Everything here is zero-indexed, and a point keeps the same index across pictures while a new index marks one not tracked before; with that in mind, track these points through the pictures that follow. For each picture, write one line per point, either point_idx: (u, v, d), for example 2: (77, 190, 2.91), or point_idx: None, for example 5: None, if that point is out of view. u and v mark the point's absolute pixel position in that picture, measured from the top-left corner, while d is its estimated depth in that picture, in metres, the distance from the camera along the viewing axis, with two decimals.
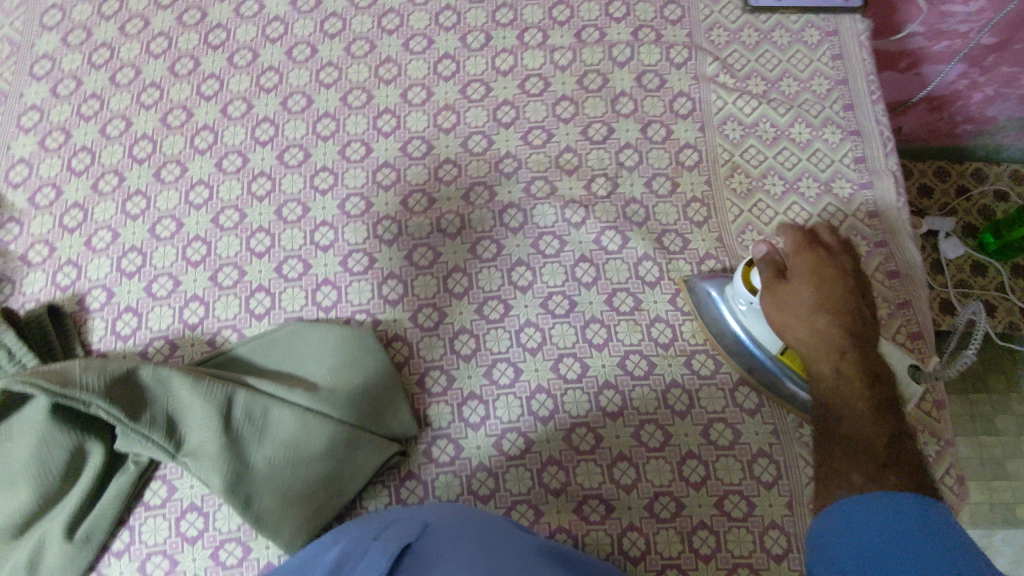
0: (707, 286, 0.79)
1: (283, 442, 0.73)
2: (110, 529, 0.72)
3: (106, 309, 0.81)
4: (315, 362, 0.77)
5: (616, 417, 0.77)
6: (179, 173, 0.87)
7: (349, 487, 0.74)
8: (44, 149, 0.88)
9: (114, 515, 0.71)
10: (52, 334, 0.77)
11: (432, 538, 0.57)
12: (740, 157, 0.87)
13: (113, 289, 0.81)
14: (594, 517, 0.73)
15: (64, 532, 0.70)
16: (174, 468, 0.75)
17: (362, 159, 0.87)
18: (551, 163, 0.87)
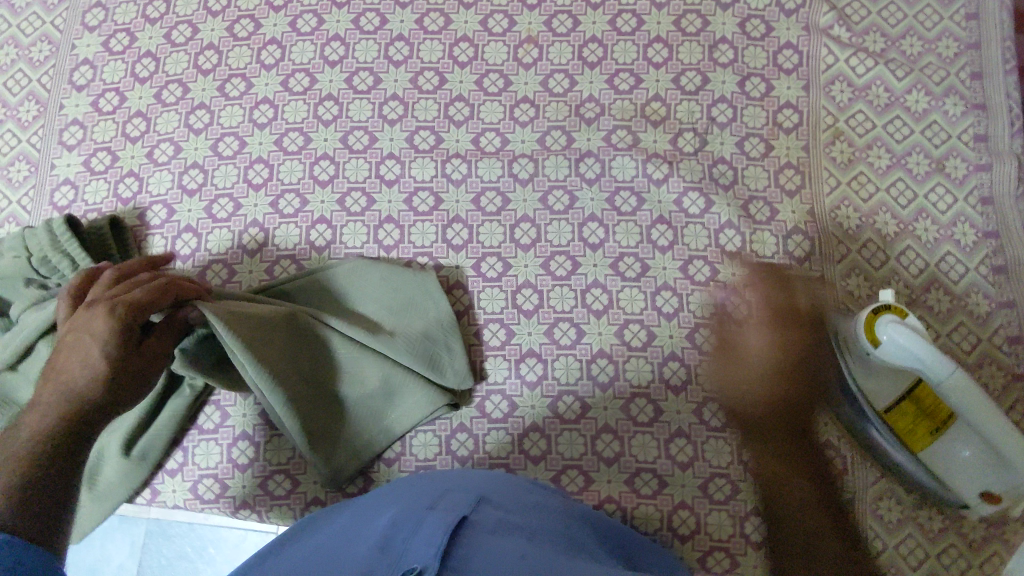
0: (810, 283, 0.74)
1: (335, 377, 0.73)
2: (165, 448, 0.72)
3: (166, 227, 0.79)
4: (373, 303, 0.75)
5: (678, 391, 0.74)
6: (244, 89, 0.82)
7: (395, 430, 0.73)
8: (108, 51, 0.84)
9: (169, 436, 0.71)
10: (113, 247, 0.76)
11: (492, 513, 0.51)
12: (846, 123, 0.79)
13: (174, 206, 0.79)
14: (645, 491, 0.72)
15: (121, 447, 0.70)
16: (228, 396, 0.75)
17: (435, 90, 0.82)
18: (636, 112, 0.81)
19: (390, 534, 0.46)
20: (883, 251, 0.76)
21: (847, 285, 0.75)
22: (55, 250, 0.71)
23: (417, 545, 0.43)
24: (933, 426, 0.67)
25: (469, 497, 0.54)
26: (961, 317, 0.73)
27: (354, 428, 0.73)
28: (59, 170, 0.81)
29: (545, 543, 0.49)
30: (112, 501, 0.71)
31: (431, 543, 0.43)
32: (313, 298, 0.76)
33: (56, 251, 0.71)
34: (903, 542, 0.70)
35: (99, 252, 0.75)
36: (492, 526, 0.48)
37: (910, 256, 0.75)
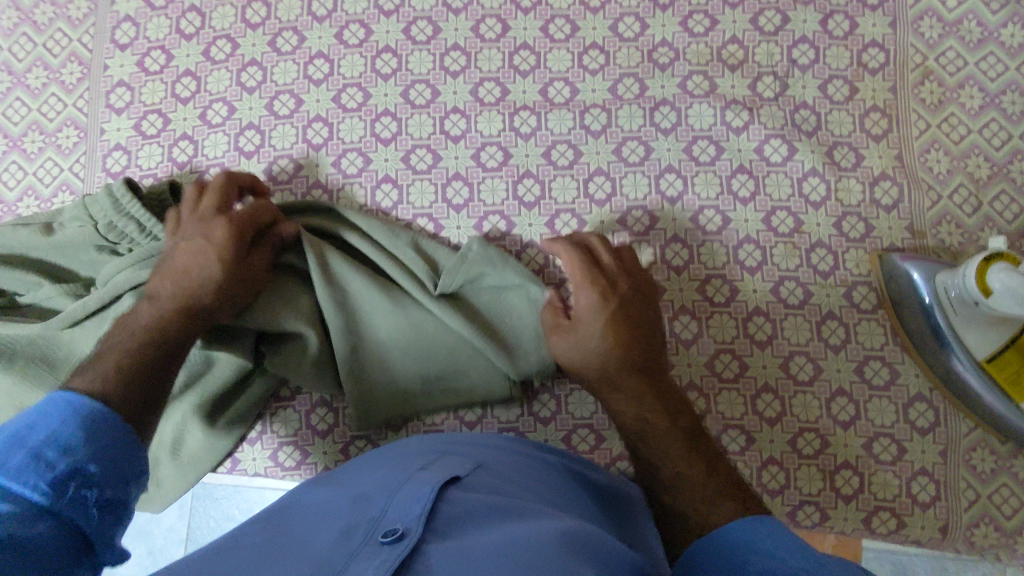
0: (908, 264, 0.70)
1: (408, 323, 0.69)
2: (244, 425, 0.71)
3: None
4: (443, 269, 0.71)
5: (764, 346, 0.72)
6: (297, 43, 0.78)
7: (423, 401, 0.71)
8: (150, 6, 0.80)
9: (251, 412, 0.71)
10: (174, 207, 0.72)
11: (487, 472, 0.53)
12: (935, 61, 0.75)
13: (232, 170, 0.76)
14: (733, 448, 0.70)
15: (206, 422, 0.68)
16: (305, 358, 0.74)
17: (498, 39, 0.78)
18: (712, 56, 0.77)
19: (375, 494, 0.49)
20: (976, 196, 0.73)
21: (938, 233, 0.73)
22: (119, 214, 0.68)
23: (397, 506, 0.46)
24: None
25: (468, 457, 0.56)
26: None
27: (386, 371, 0.70)
28: (109, 135, 0.78)
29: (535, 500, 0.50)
30: (196, 472, 0.70)
31: (411, 506, 0.45)
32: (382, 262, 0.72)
33: (120, 215, 0.68)
34: (998, 492, 0.69)
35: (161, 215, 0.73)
36: (480, 486, 0.50)
37: (1004, 201, 0.73)
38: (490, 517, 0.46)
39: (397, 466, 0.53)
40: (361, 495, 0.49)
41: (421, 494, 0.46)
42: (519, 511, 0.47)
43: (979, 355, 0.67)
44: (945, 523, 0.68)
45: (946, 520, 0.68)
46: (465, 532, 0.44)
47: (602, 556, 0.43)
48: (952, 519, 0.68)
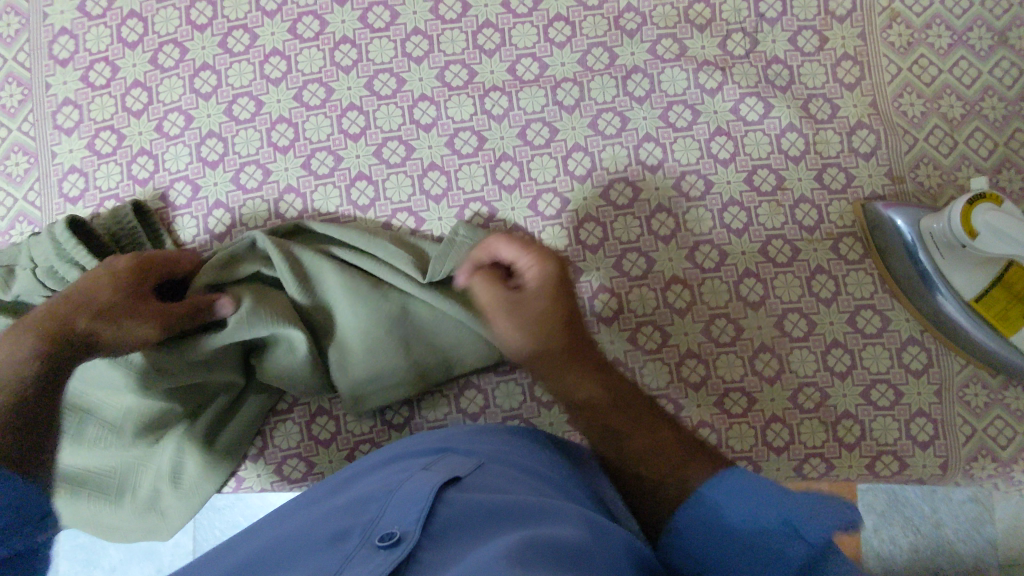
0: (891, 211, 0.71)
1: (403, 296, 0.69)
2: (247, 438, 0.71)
3: (194, 205, 0.73)
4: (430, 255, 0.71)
5: (758, 307, 0.72)
6: (249, 42, 0.74)
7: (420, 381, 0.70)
8: (87, 16, 0.75)
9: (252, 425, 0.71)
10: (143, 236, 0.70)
11: (492, 467, 0.53)
12: (902, 3, 0.75)
13: (199, 185, 0.73)
14: (736, 410, 0.71)
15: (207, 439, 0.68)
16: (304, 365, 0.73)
17: (460, 18, 0.75)
18: (680, 17, 0.75)
19: (374, 497, 0.49)
20: (951, 136, 0.73)
21: (916, 176, 0.73)
22: (62, 261, 0.65)
23: (394, 510, 0.46)
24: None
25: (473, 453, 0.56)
26: None
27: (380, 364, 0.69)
28: (62, 157, 0.74)
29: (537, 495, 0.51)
30: (202, 493, 0.68)
31: (410, 510, 0.45)
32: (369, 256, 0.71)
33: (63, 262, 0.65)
34: (992, 424, 0.71)
35: (129, 244, 0.70)
36: (484, 484, 0.50)
37: (978, 138, 0.73)
38: (490, 517, 0.45)
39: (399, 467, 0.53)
40: (361, 500, 0.49)
41: (421, 497, 0.46)
42: (519, 507, 0.46)
43: (967, 295, 0.69)
44: (945, 460, 0.70)
45: (946, 456, 0.70)
46: (458, 537, 0.44)
47: (603, 550, 0.43)
48: (951, 455, 0.70)
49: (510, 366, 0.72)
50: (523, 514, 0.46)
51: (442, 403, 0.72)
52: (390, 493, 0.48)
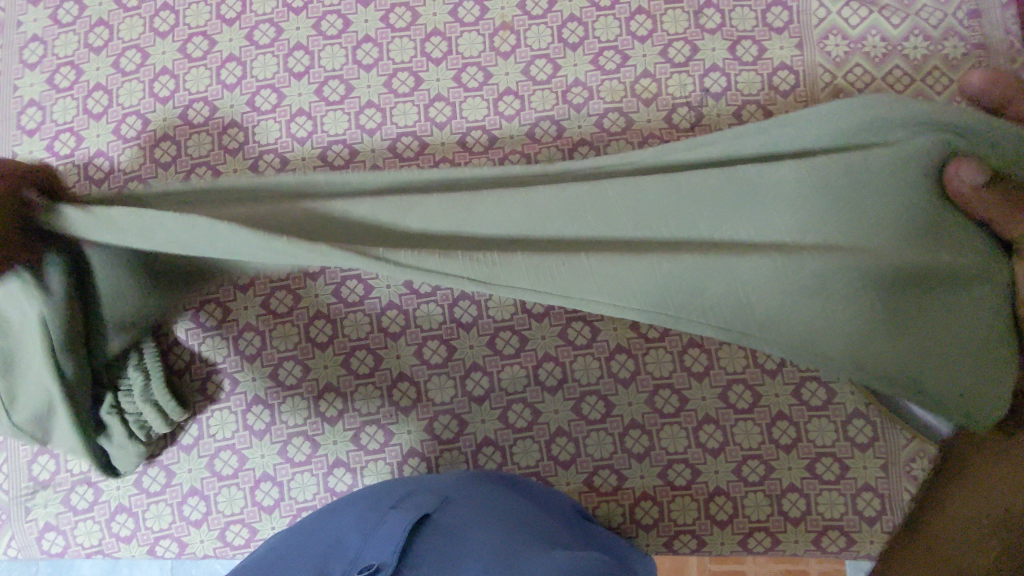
0: None
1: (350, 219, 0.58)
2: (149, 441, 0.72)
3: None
4: (433, 209, 0.57)
5: (702, 377, 0.72)
6: (208, 113, 0.77)
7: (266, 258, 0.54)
8: (54, 88, 0.79)
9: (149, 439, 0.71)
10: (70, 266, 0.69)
11: (455, 509, 0.55)
12: (844, 79, 0.76)
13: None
14: (680, 483, 0.71)
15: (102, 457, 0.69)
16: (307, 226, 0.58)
17: (412, 92, 0.77)
18: (626, 92, 0.77)
19: (353, 534, 0.50)
20: None
21: None
22: None
23: (374, 543, 0.47)
24: None
25: (433, 496, 0.58)
26: None
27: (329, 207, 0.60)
28: None
29: (505, 528, 0.53)
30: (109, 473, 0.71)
31: (388, 543, 0.47)
32: (419, 211, 0.57)
33: None
34: None
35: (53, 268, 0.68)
36: (455, 525, 0.52)
37: None
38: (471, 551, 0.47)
39: (371, 507, 0.55)
40: (343, 536, 0.51)
41: (398, 534, 0.48)
42: (495, 541, 0.49)
43: None
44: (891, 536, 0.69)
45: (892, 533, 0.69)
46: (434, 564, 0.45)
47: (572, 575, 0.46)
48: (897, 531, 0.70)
49: (453, 435, 0.72)
50: (504, 549, 0.48)
51: (386, 471, 0.72)
52: (365, 535, 0.49)
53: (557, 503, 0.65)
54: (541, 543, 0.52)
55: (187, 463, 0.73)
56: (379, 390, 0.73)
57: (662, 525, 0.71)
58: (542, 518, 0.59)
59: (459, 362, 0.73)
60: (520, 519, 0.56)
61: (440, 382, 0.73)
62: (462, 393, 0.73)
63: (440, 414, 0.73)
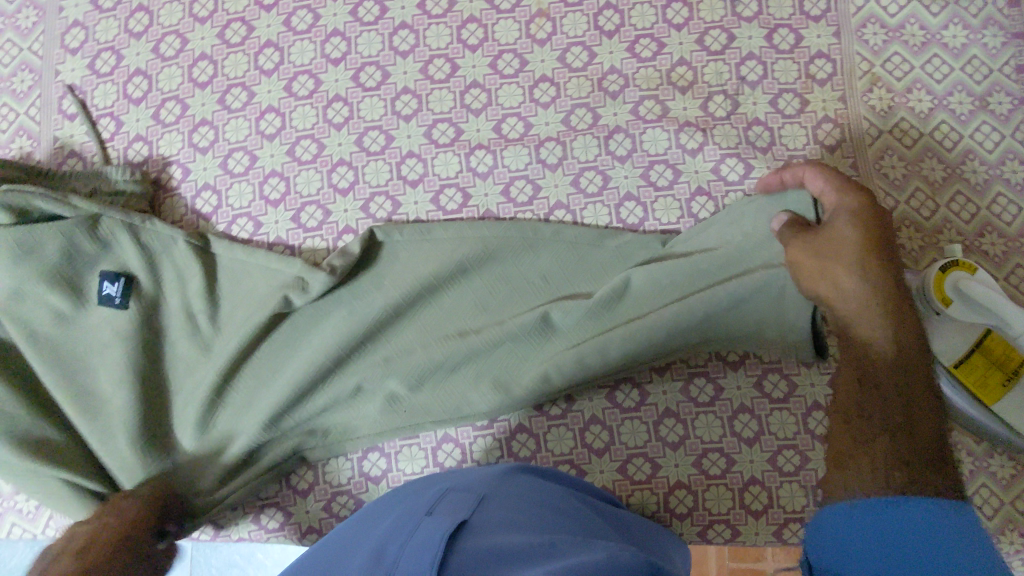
0: None
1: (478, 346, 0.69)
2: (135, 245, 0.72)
3: None
4: None
5: (736, 367, 0.72)
6: (246, 99, 0.78)
7: None
8: (95, 73, 0.79)
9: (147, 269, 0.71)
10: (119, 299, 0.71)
11: (492, 508, 0.54)
12: (882, 68, 0.76)
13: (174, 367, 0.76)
14: (714, 472, 0.71)
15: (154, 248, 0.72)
16: None
17: (448, 79, 0.78)
18: (662, 80, 0.77)
19: (394, 533, 0.49)
20: (933, 199, 0.74)
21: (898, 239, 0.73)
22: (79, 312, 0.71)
23: (418, 539, 0.46)
24: (1004, 376, 0.65)
25: (471, 495, 0.57)
26: (1019, 259, 0.72)
27: None
28: None
29: (547, 530, 0.52)
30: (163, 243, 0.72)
31: (434, 539, 0.45)
32: None
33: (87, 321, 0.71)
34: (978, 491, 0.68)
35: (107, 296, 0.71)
36: (494, 523, 0.51)
37: (961, 202, 0.73)
38: (515, 550, 0.46)
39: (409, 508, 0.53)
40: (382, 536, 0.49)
41: (438, 530, 0.47)
42: (546, 543, 0.48)
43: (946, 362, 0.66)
44: None
45: None
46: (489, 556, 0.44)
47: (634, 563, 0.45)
48: None
49: (487, 421, 0.73)
50: (550, 546, 0.47)
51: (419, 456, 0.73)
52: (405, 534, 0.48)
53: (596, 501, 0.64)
54: (583, 541, 0.50)
55: None
56: None
57: (696, 514, 0.70)
58: (584, 518, 0.58)
59: None
60: (561, 520, 0.55)
61: None
62: None
63: None
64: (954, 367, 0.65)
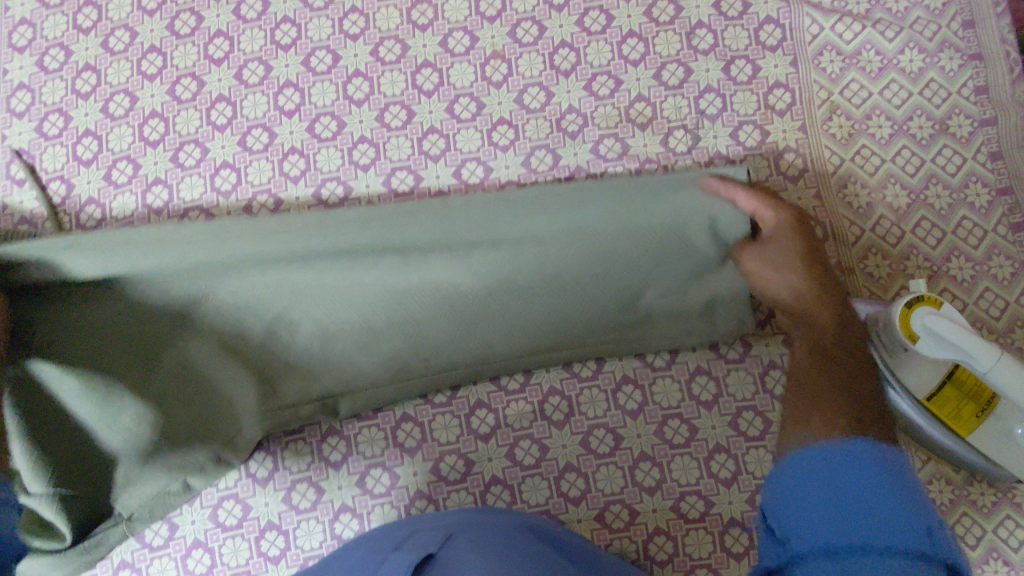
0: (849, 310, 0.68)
1: (448, 329, 0.71)
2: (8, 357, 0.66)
3: None
4: None
5: (711, 406, 0.71)
6: (200, 155, 0.77)
7: None
8: (43, 136, 0.78)
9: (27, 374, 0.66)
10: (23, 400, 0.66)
11: (455, 544, 0.57)
12: (841, 95, 0.75)
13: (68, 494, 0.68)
14: (693, 515, 0.69)
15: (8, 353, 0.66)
16: None
17: (404, 126, 0.77)
18: (621, 117, 0.76)
19: None
20: (899, 226, 0.73)
21: (865, 267, 0.73)
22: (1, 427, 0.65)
23: None
24: (979, 406, 0.63)
25: (439, 534, 0.60)
26: (987, 282, 0.72)
27: None
28: None
29: (503, 561, 0.54)
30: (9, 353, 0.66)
31: None
32: None
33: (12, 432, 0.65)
34: (959, 522, 0.68)
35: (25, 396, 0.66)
36: (450, 563, 0.53)
37: (926, 227, 0.73)
38: None
39: (376, 556, 0.57)
40: None
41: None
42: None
43: (920, 394, 0.64)
44: None
45: None
46: None
47: None
48: None
49: (460, 475, 0.71)
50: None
51: (393, 514, 0.71)
52: None
53: (571, 533, 0.66)
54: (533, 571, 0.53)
55: (190, 514, 0.72)
56: (384, 432, 0.73)
57: (677, 560, 0.69)
58: (551, 550, 0.60)
59: (463, 400, 0.73)
60: (523, 549, 0.57)
61: (444, 421, 0.72)
62: (467, 431, 0.72)
63: (446, 453, 0.72)
64: (928, 402, 0.64)
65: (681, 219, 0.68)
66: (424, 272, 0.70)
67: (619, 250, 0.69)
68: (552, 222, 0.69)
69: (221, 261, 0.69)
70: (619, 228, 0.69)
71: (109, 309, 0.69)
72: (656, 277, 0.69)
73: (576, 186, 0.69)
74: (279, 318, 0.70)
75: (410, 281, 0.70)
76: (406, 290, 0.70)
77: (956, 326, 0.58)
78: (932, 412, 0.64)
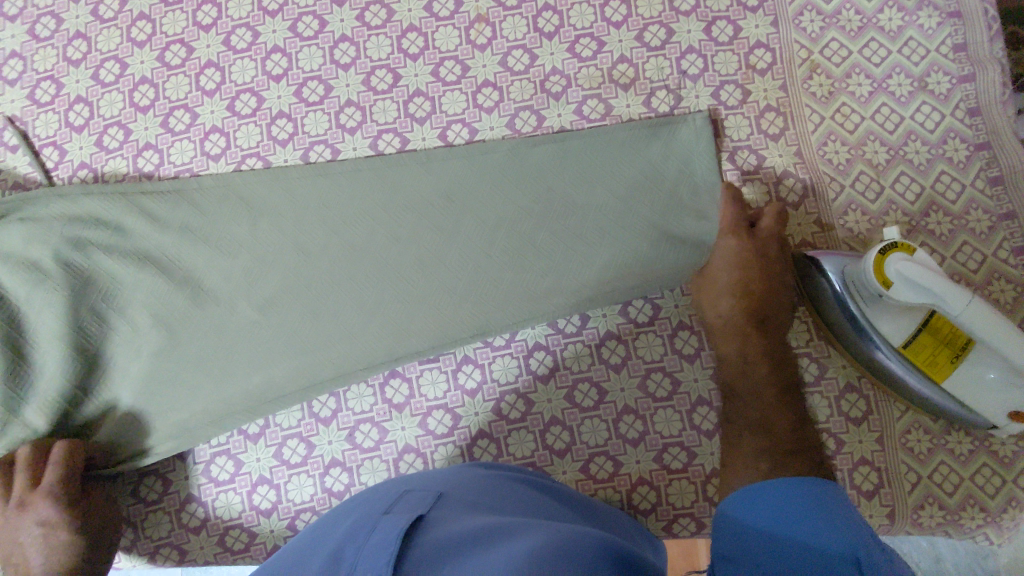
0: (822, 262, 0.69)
1: (438, 283, 0.72)
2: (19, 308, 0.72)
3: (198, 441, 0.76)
4: None
5: (693, 359, 0.72)
6: (189, 120, 0.78)
7: None
8: (35, 103, 0.79)
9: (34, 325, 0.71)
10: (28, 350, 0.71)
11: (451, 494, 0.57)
12: (821, 54, 0.76)
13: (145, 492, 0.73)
14: (676, 466, 0.71)
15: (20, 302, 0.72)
16: None
17: (391, 89, 0.78)
18: (604, 78, 0.77)
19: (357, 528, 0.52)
20: (878, 182, 0.74)
21: (845, 223, 0.74)
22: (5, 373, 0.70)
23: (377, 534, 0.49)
24: (954, 352, 0.65)
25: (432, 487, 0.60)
26: (965, 236, 0.73)
27: None
28: None
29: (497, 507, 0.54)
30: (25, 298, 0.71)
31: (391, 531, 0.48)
32: None
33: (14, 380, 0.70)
34: (937, 470, 0.69)
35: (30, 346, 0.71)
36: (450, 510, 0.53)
37: (905, 183, 0.74)
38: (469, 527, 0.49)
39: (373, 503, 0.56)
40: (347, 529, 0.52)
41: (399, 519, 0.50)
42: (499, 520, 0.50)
43: (897, 342, 0.65)
44: (891, 509, 0.69)
45: (892, 505, 0.69)
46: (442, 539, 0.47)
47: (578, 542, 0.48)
48: (898, 503, 0.69)
49: (448, 429, 0.73)
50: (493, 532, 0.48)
51: (381, 469, 0.73)
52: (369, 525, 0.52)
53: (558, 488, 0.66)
54: (528, 527, 0.50)
55: (184, 470, 0.74)
56: (373, 388, 0.74)
57: (660, 509, 0.70)
58: (541, 501, 0.60)
59: (450, 357, 0.74)
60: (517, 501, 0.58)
61: (431, 377, 0.74)
62: (454, 387, 0.73)
63: (434, 409, 0.73)
64: (904, 350, 0.65)
65: (656, 166, 0.73)
66: (419, 223, 0.73)
67: (600, 200, 0.72)
68: (538, 179, 0.74)
69: (231, 214, 0.74)
70: (601, 186, 0.73)
71: (117, 266, 0.72)
72: (638, 227, 0.72)
73: (558, 142, 0.74)
74: (278, 277, 0.73)
75: (405, 246, 0.73)
76: (401, 257, 0.73)
77: (929, 271, 0.59)
78: (909, 360, 0.65)
